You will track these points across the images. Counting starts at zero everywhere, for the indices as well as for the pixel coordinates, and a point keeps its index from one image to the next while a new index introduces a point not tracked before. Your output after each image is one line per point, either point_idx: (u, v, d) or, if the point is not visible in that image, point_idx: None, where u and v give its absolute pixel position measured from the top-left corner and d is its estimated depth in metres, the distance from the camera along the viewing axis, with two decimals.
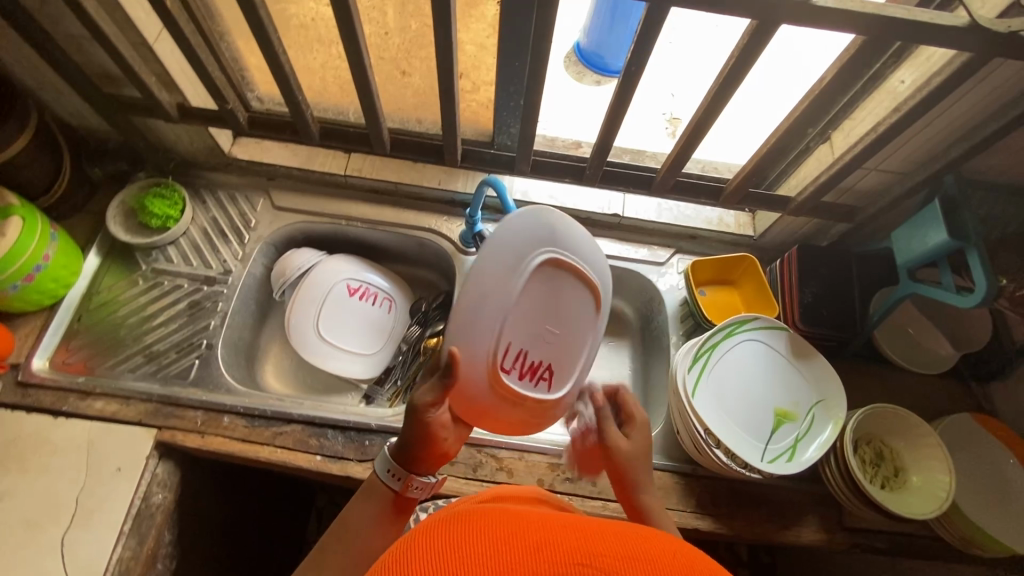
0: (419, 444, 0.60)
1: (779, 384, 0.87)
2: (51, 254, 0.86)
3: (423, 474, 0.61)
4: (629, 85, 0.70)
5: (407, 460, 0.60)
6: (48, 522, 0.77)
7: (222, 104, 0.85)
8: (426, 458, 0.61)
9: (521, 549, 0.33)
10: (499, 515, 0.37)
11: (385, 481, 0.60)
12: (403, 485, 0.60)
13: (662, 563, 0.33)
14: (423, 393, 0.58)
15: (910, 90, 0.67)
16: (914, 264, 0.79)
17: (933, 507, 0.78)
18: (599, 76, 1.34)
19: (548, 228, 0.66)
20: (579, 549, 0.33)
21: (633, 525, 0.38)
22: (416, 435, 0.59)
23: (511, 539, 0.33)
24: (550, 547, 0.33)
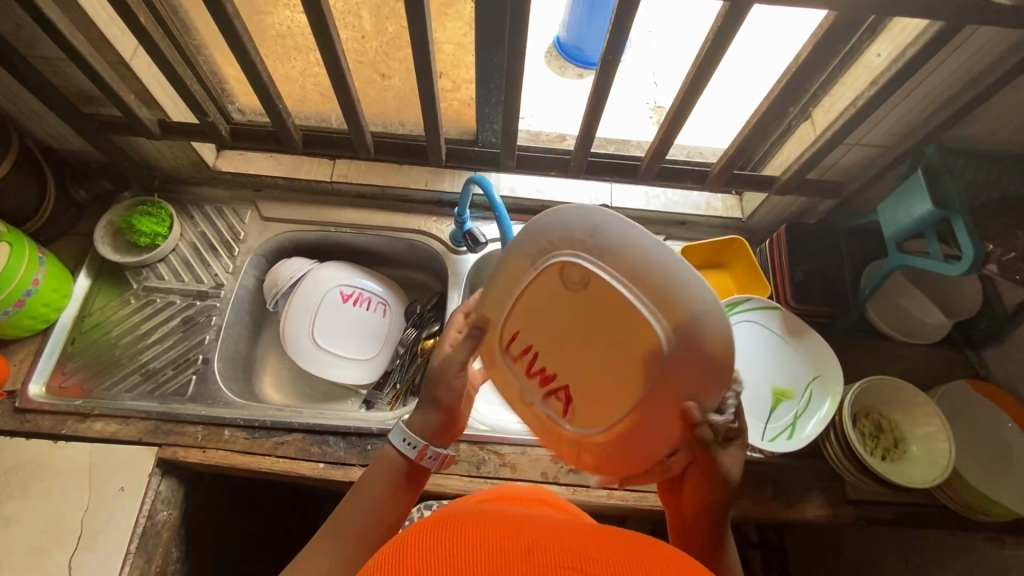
0: (438, 405, 0.58)
1: (776, 363, 0.87)
2: (42, 278, 0.86)
3: (436, 445, 0.58)
4: (607, 74, 0.70)
5: (425, 426, 0.58)
6: (54, 547, 0.77)
7: (203, 117, 0.85)
8: (441, 427, 0.58)
9: (513, 553, 0.34)
10: (494, 520, 0.38)
11: (401, 450, 0.57)
12: (416, 454, 0.56)
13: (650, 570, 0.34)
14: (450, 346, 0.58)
15: (886, 63, 0.67)
16: (901, 236, 0.80)
17: (934, 475, 0.78)
18: (581, 69, 1.34)
19: (597, 223, 0.48)
20: (569, 554, 0.34)
21: (629, 534, 0.39)
22: (440, 394, 0.57)
23: (503, 545, 0.35)
24: (540, 552, 0.34)
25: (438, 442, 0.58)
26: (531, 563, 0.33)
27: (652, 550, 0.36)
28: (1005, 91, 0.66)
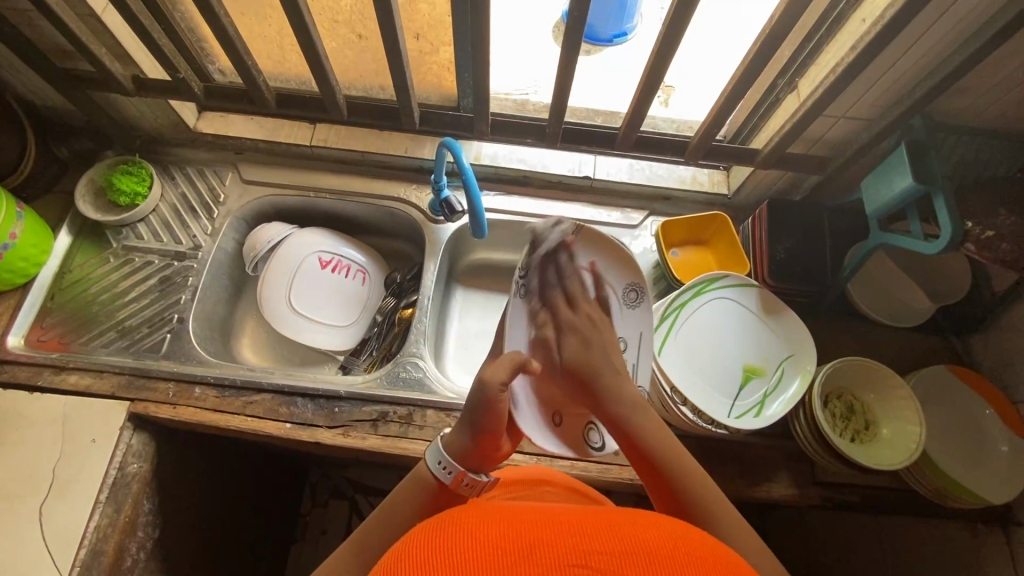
0: (477, 433, 0.57)
1: (750, 342, 0.86)
2: (19, 232, 0.87)
3: (476, 473, 0.58)
4: (575, 40, 0.68)
5: (465, 455, 0.57)
6: (26, 493, 0.79)
7: (174, 74, 0.84)
8: (482, 454, 0.58)
9: (521, 554, 0.34)
10: (492, 519, 0.39)
11: (439, 476, 0.56)
12: (454, 481, 0.56)
13: (655, 559, 0.35)
14: (495, 374, 0.56)
15: (869, 27, 0.64)
16: (882, 213, 0.77)
17: (902, 458, 0.77)
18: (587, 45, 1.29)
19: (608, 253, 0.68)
20: (571, 549, 0.35)
21: (628, 516, 0.40)
22: (482, 422, 0.57)
23: (505, 546, 0.35)
24: (542, 549, 0.34)
25: (476, 466, 0.58)
26: (535, 563, 0.34)
27: (649, 530, 0.37)
28: (993, 59, 0.63)
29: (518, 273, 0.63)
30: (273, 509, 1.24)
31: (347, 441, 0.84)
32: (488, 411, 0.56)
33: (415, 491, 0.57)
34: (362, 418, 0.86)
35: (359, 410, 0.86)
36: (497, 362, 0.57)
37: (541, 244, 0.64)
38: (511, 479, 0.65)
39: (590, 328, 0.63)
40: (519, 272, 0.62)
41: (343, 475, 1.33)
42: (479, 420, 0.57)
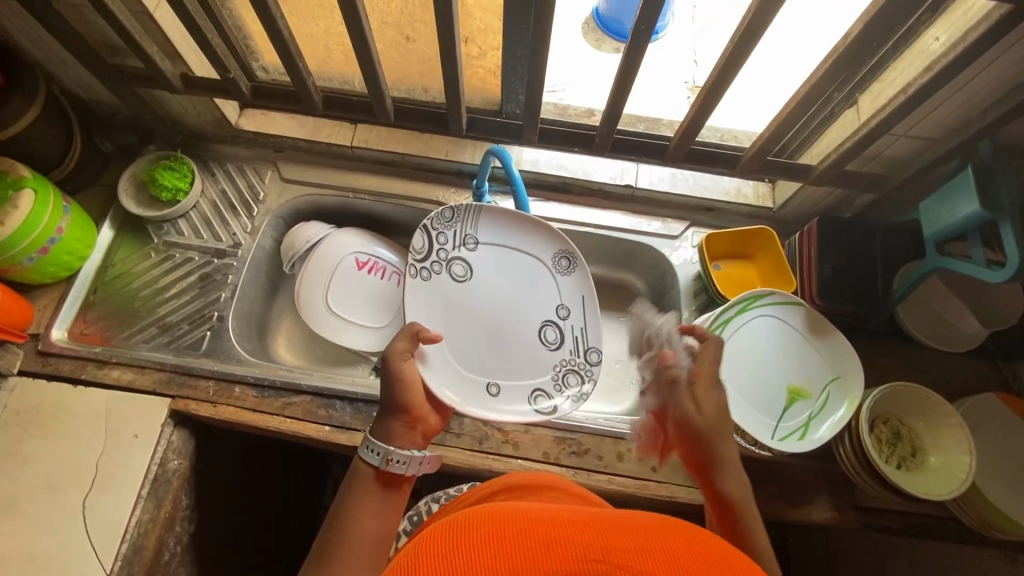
0: (395, 405, 0.64)
1: (794, 362, 0.84)
2: (65, 227, 0.87)
3: (403, 447, 0.61)
4: (636, 54, 0.67)
5: (388, 432, 0.62)
6: (71, 486, 0.80)
7: (224, 73, 0.84)
8: (406, 429, 0.63)
9: (535, 549, 0.32)
10: (510, 514, 0.37)
11: (372, 462, 0.58)
12: (384, 459, 0.58)
13: (680, 554, 0.32)
14: (396, 345, 0.68)
15: (944, 48, 0.62)
16: (942, 237, 0.75)
17: (952, 488, 0.75)
18: (617, 44, 1.28)
19: (516, 238, 0.87)
20: (593, 544, 0.33)
21: (646, 514, 0.38)
22: (396, 395, 0.65)
23: (522, 539, 0.33)
24: (560, 544, 0.33)
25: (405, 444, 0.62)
26: (552, 561, 0.31)
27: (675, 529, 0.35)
28: None
29: (415, 259, 0.83)
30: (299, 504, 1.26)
31: None
32: (392, 380, 0.65)
33: (356, 488, 0.57)
34: None
35: None
36: (393, 341, 0.68)
37: (434, 229, 0.84)
38: (516, 483, 0.59)
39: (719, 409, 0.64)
40: (412, 257, 0.82)
41: None
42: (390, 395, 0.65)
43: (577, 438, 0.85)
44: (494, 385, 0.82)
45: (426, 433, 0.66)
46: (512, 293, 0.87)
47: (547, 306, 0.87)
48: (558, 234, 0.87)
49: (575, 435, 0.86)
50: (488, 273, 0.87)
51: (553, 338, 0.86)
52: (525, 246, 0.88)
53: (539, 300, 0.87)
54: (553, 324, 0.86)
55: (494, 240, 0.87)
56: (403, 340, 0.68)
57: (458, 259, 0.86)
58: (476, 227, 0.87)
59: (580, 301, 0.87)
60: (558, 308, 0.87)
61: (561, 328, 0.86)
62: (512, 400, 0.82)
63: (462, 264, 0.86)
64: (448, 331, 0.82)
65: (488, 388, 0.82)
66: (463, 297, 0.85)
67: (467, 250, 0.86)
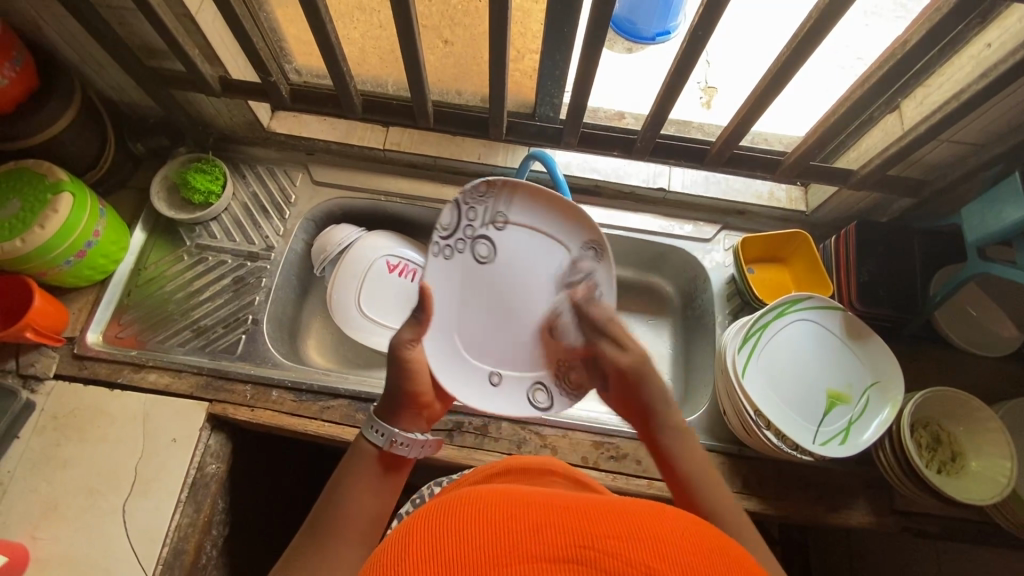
0: (398, 391, 0.60)
1: (833, 367, 0.84)
2: (102, 230, 0.87)
3: (408, 431, 0.59)
4: (688, 60, 0.67)
5: (393, 416, 0.59)
6: (110, 491, 0.80)
7: (264, 76, 0.83)
8: (411, 413, 0.61)
9: (521, 535, 0.32)
10: (502, 495, 0.37)
11: (376, 441, 0.57)
12: (387, 442, 0.57)
13: (670, 542, 0.32)
14: (400, 332, 0.59)
15: (1001, 53, 0.62)
16: (984, 243, 0.75)
17: (992, 493, 0.76)
18: (630, 44, 1.25)
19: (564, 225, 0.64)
20: (579, 530, 0.32)
21: (640, 501, 0.37)
22: (400, 382, 0.60)
23: (507, 524, 0.33)
24: (545, 530, 0.33)
25: (409, 426, 0.60)
26: (532, 547, 0.32)
27: (665, 516, 0.35)
28: None
29: (439, 235, 0.59)
30: None
31: None
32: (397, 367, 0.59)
33: (355, 465, 0.56)
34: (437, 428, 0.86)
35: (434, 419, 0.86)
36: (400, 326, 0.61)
37: (466, 203, 0.61)
38: (513, 467, 0.61)
39: (645, 360, 0.60)
40: (436, 234, 0.59)
41: None
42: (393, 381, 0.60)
43: (615, 442, 0.85)
44: (495, 375, 0.64)
45: (428, 418, 0.64)
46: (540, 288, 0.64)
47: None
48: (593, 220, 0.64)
49: (614, 440, 0.86)
50: (523, 258, 0.63)
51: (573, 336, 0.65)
52: (556, 230, 0.64)
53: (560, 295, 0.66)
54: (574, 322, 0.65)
55: (529, 221, 0.64)
56: (409, 330, 0.58)
57: (485, 238, 0.62)
58: (508, 205, 0.63)
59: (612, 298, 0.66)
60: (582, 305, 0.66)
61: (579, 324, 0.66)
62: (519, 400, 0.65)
63: (489, 243, 0.62)
64: (457, 313, 0.61)
65: (488, 378, 0.64)
66: (485, 287, 0.62)
67: (498, 229, 0.62)
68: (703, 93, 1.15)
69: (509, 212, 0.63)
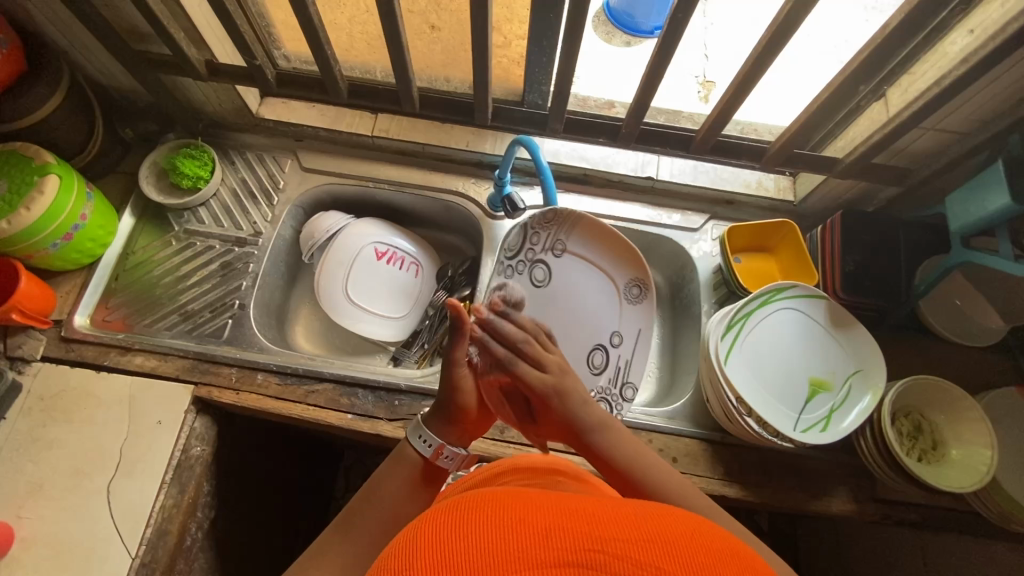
0: (447, 405, 0.62)
1: (816, 355, 0.84)
2: (89, 213, 0.88)
3: (453, 444, 0.61)
4: (668, 46, 0.67)
5: (440, 427, 0.61)
6: (95, 471, 0.81)
7: (250, 60, 0.83)
8: (457, 428, 0.62)
9: (531, 539, 0.32)
10: (506, 498, 0.36)
11: (420, 452, 0.59)
12: (433, 454, 0.59)
13: (678, 544, 0.32)
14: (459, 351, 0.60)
15: (984, 38, 0.62)
16: (967, 230, 0.76)
17: (971, 480, 0.76)
18: (629, 37, 1.25)
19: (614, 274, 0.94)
20: (590, 534, 0.32)
21: (644, 502, 0.37)
22: (451, 397, 0.62)
23: (516, 527, 0.33)
24: (556, 533, 0.32)
25: (453, 439, 0.61)
26: (543, 552, 0.31)
27: (672, 519, 0.35)
28: None
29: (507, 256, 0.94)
30: (308, 493, 1.27)
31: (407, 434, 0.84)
32: (461, 384, 0.62)
33: (398, 469, 0.59)
34: (421, 412, 0.86)
35: (417, 404, 0.86)
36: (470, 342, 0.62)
37: (532, 230, 0.93)
38: (522, 465, 0.59)
39: (563, 373, 0.64)
40: (504, 254, 0.94)
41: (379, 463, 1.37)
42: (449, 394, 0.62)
43: None
44: None
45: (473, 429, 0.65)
46: (590, 313, 0.93)
47: (604, 330, 0.93)
48: (642, 269, 0.91)
49: None
50: (573, 284, 0.94)
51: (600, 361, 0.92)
52: (605, 266, 0.93)
53: (599, 320, 0.93)
54: (602, 349, 0.92)
55: (583, 256, 0.94)
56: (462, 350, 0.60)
57: (543, 263, 0.94)
58: (568, 237, 0.93)
59: (635, 333, 0.92)
60: (611, 336, 0.93)
61: (609, 353, 0.92)
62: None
63: (545, 269, 0.94)
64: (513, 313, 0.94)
65: None
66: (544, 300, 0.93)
67: (552, 256, 0.94)
68: (700, 87, 1.15)
69: (567, 242, 0.93)
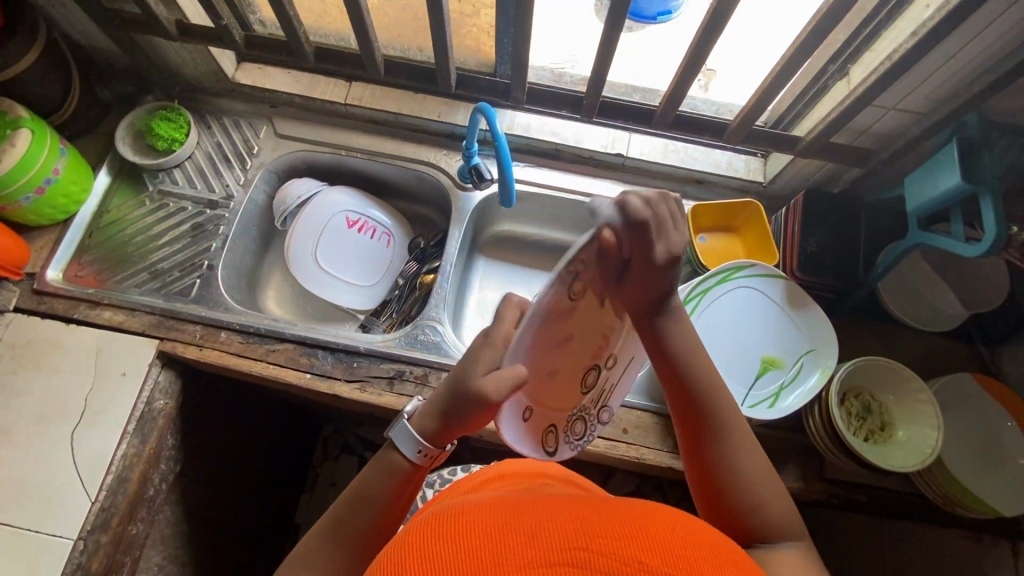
0: (452, 422, 0.52)
1: (770, 333, 0.85)
2: (61, 168, 0.90)
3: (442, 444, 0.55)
4: (620, 12, 0.68)
5: (433, 437, 0.53)
6: (59, 418, 0.83)
7: (218, 20, 0.84)
8: (451, 433, 0.53)
9: (519, 539, 0.33)
10: (488, 506, 0.37)
11: (410, 457, 0.54)
12: (432, 460, 0.55)
13: (660, 542, 0.34)
14: (497, 389, 0.45)
15: (933, 13, 0.62)
16: (923, 212, 0.75)
17: (915, 461, 0.76)
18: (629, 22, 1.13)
19: None
20: (575, 533, 0.33)
21: (627, 502, 0.39)
22: (462, 417, 0.50)
23: (505, 530, 0.34)
24: (544, 534, 0.33)
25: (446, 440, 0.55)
26: (530, 551, 0.32)
27: (655, 515, 0.36)
28: None
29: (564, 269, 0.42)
30: (281, 457, 1.30)
31: (364, 396, 0.86)
32: (474, 413, 0.49)
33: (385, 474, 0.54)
34: (379, 375, 0.88)
35: (376, 366, 0.88)
36: (502, 373, 0.46)
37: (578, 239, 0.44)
38: (508, 474, 0.61)
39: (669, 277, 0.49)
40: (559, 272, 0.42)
41: (354, 433, 1.40)
42: (456, 411, 0.50)
43: None
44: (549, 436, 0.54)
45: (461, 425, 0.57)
46: None
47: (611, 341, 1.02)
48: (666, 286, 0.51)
49: None
50: None
51: (591, 383, 0.55)
52: None
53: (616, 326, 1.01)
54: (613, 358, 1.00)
55: None
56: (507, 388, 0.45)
57: None
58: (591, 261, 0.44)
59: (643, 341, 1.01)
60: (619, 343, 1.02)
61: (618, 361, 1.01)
62: (532, 442, 0.53)
63: None
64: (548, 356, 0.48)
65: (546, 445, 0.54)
66: None
67: None
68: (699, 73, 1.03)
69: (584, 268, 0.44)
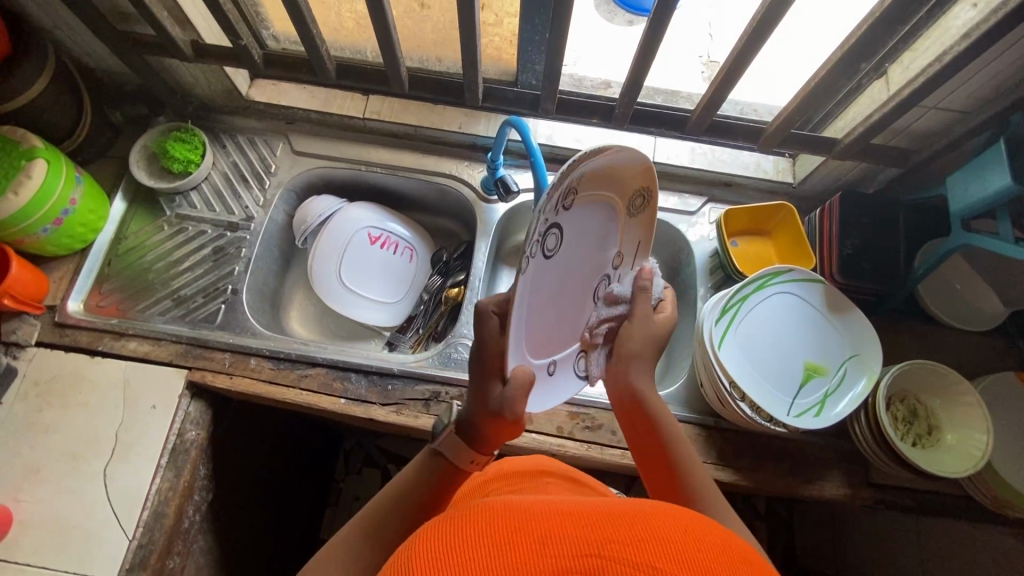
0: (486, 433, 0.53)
1: (811, 340, 0.84)
2: (78, 197, 0.87)
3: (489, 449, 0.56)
4: (662, 18, 0.65)
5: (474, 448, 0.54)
6: (91, 455, 0.81)
7: (236, 40, 0.82)
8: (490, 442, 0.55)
9: (524, 550, 0.29)
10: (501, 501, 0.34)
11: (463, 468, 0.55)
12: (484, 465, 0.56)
13: (676, 542, 0.30)
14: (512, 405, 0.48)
15: (983, 14, 0.60)
16: (967, 213, 0.74)
17: (966, 466, 0.75)
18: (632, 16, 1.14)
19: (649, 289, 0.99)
20: (587, 537, 0.29)
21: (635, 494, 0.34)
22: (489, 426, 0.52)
23: (506, 537, 0.30)
24: (553, 540, 0.29)
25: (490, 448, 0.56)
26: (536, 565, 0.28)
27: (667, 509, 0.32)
28: None
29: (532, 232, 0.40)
30: (307, 475, 1.29)
31: (400, 418, 0.84)
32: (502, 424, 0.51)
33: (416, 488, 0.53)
34: (414, 396, 0.86)
35: (411, 388, 0.86)
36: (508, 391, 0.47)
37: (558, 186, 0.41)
38: (507, 474, 0.63)
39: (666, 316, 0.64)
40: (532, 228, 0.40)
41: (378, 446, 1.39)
42: (479, 424, 0.53)
43: (591, 413, 0.86)
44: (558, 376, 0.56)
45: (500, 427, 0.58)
46: None
47: None
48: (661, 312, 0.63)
49: (590, 410, 0.86)
50: None
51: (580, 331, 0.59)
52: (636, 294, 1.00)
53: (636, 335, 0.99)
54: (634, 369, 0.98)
55: None
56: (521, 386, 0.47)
57: None
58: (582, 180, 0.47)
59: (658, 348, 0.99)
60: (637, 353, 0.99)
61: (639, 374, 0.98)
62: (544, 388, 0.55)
63: None
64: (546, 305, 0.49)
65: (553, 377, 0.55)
66: None
67: None
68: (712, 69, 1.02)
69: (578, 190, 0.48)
